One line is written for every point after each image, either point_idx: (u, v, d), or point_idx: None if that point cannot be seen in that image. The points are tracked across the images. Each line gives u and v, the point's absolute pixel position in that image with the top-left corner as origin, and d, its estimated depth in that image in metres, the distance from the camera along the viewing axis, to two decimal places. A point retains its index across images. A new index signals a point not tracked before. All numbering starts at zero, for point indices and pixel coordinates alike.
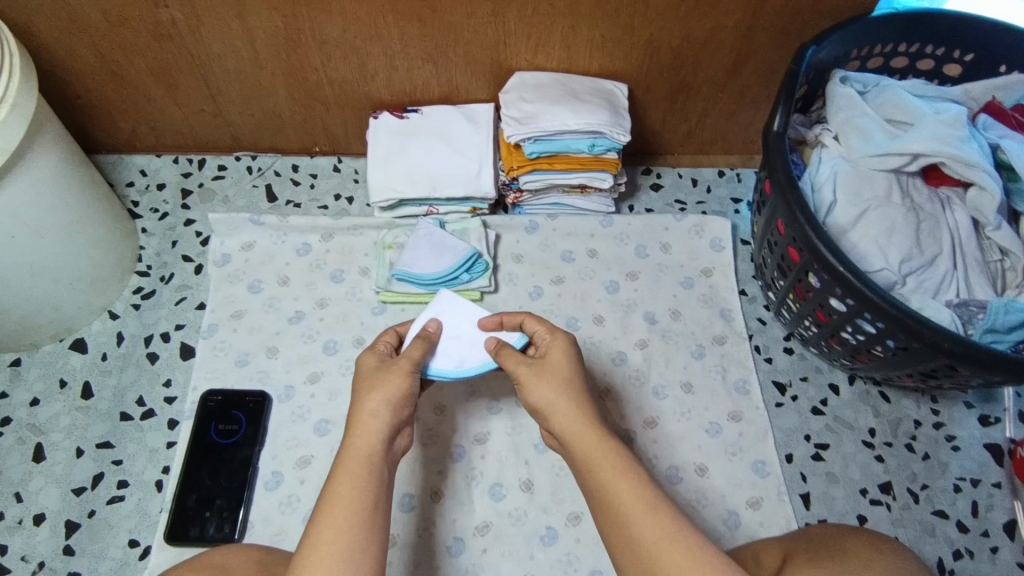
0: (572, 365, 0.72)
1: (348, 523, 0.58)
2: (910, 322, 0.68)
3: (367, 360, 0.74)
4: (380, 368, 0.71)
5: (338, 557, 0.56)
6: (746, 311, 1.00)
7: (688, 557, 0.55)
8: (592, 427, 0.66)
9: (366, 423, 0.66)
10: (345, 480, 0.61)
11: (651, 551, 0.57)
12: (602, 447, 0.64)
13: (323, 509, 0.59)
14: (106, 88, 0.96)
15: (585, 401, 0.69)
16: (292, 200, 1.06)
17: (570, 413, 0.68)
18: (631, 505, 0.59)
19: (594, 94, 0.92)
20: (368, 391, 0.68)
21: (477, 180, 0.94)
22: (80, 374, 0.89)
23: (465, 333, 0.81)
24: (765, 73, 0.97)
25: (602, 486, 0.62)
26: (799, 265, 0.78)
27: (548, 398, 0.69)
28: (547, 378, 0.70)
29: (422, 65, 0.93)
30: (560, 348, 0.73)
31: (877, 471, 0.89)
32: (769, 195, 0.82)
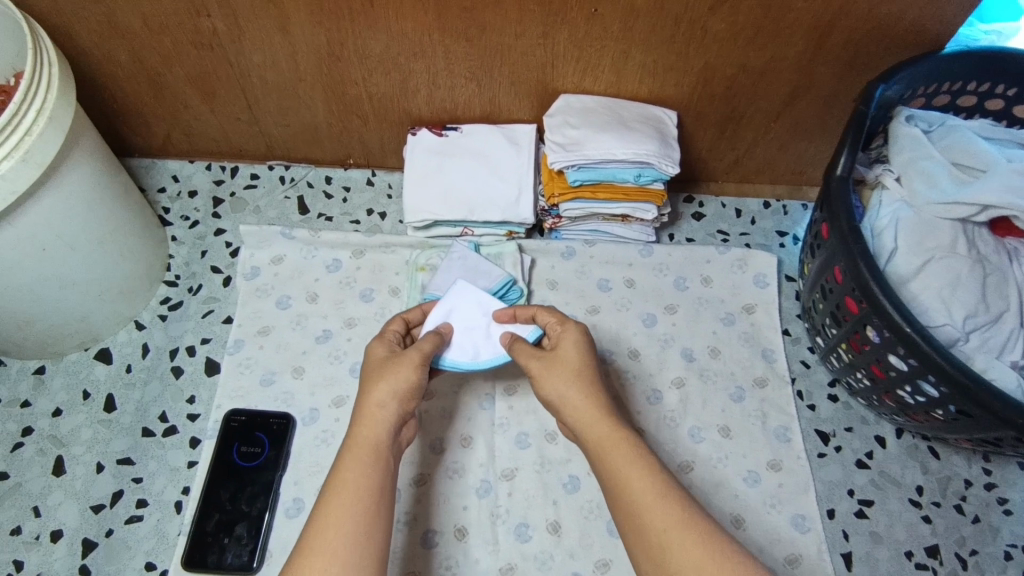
0: (581, 354, 0.73)
1: (354, 510, 0.60)
2: (978, 391, 0.64)
3: (376, 349, 0.75)
4: (389, 358, 0.73)
5: (345, 542, 0.58)
6: (789, 353, 0.96)
7: (696, 546, 0.57)
8: (605, 419, 0.68)
9: (375, 415, 0.67)
10: (351, 464, 0.64)
11: (663, 538, 0.59)
12: (613, 435, 0.67)
13: (329, 494, 0.61)
14: (143, 94, 0.94)
15: (595, 390, 0.71)
16: (324, 213, 1.03)
17: (582, 405, 0.70)
18: (641, 494, 0.61)
19: (642, 122, 0.88)
20: (377, 381, 0.70)
21: (517, 206, 0.91)
22: (103, 386, 0.88)
23: (478, 323, 0.83)
24: (821, 106, 0.93)
25: (613, 477, 0.64)
26: (857, 318, 0.74)
27: (562, 391, 0.71)
28: (559, 371, 0.72)
29: (465, 84, 0.90)
30: (569, 338, 0.75)
31: (924, 533, 0.85)
32: (826, 239, 0.78)
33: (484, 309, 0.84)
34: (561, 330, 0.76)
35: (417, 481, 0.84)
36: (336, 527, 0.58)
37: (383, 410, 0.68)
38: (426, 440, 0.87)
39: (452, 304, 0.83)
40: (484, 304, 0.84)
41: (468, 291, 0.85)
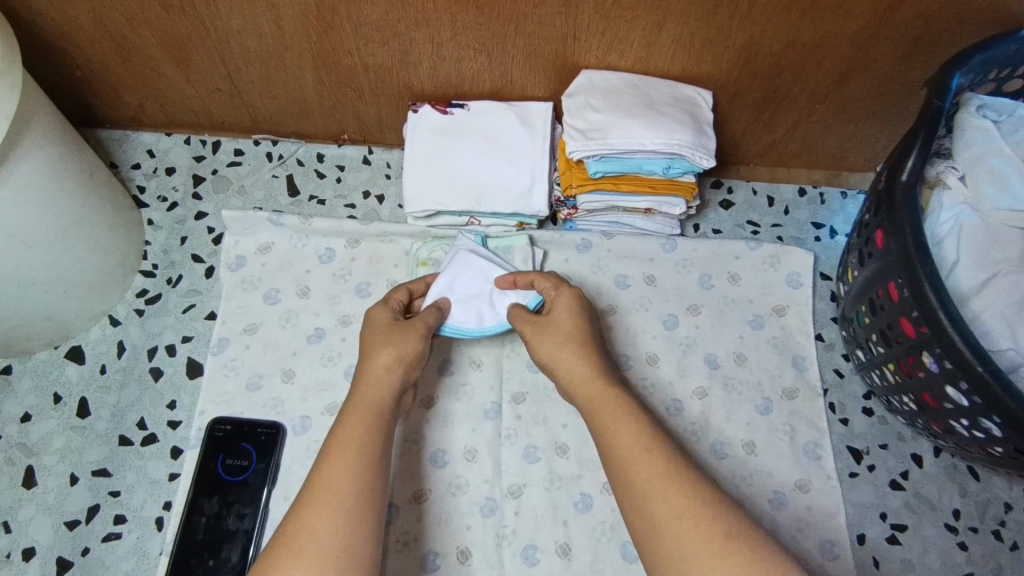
0: (574, 315, 0.73)
1: (355, 465, 0.59)
2: None
3: (378, 314, 0.74)
4: (392, 323, 0.72)
5: (347, 491, 0.56)
6: (821, 360, 0.89)
7: (679, 492, 0.56)
8: (600, 383, 0.68)
9: (379, 377, 0.67)
10: (353, 418, 0.63)
11: (646, 486, 0.58)
12: (603, 393, 0.67)
13: (333, 447, 0.60)
14: (109, 60, 0.83)
15: (587, 349, 0.71)
16: (316, 195, 0.94)
17: (575, 363, 0.70)
18: (627, 445, 0.61)
19: (674, 105, 0.78)
20: (382, 346, 0.69)
21: (529, 197, 0.82)
22: (75, 389, 0.81)
23: (479, 292, 0.80)
24: (875, 87, 0.82)
25: (603, 432, 0.64)
26: (912, 342, 0.66)
27: (556, 355, 0.71)
28: (554, 337, 0.72)
29: (474, 57, 0.79)
30: (564, 299, 0.75)
31: (959, 561, 0.79)
32: (880, 248, 0.69)
33: (485, 276, 0.81)
34: (554, 294, 0.76)
35: (417, 498, 0.78)
36: (336, 479, 0.57)
37: (391, 373, 0.68)
38: (427, 452, 0.81)
39: (454, 274, 0.80)
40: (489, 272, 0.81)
41: (469, 259, 0.81)
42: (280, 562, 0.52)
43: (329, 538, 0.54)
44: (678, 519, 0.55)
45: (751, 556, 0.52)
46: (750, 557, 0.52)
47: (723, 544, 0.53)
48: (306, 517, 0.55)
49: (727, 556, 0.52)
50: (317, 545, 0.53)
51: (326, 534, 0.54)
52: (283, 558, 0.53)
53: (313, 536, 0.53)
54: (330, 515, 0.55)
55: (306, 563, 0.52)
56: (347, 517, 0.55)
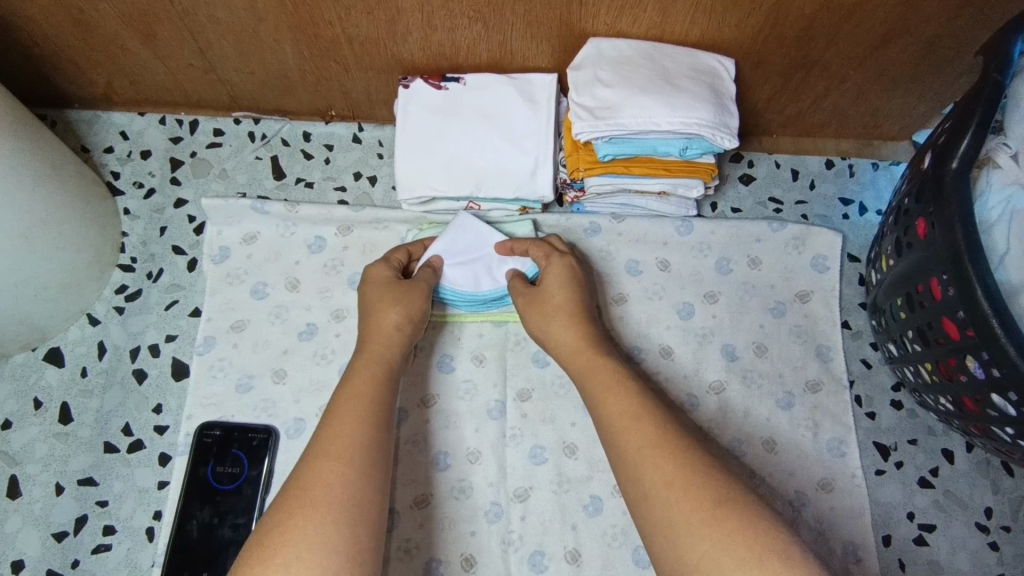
0: (565, 283, 0.73)
1: (362, 421, 0.60)
2: None
3: (378, 271, 0.74)
4: (393, 282, 0.72)
5: (354, 445, 0.57)
6: (848, 350, 0.83)
7: (668, 461, 0.55)
8: (589, 353, 0.68)
9: (389, 335, 0.68)
10: (362, 374, 0.65)
11: (637, 460, 0.56)
12: (591, 363, 0.67)
13: (340, 404, 0.61)
14: (68, 35, 0.76)
15: (580, 317, 0.71)
16: (303, 177, 0.87)
17: (569, 332, 0.70)
18: (620, 415, 0.60)
19: (693, 78, 0.71)
20: (390, 304, 0.70)
21: (533, 182, 0.75)
22: (57, 394, 0.78)
23: (477, 254, 0.77)
24: (917, 51, 0.73)
25: (594, 402, 0.64)
26: (955, 345, 0.60)
27: (546, 326, 0.71)
28: (544, 309, 0.72)
29: (469, 25, 0.71)
30: (556, 266, 0.74)
31: (990, 562, 0.75)
32: (921, 238, 0.63)
33: (483, 240, 0.78)
34: (545, 263, 0.75)
35: (418, 503, 0.75)
36: (344, 433, 0.58)
37: (400, 330, 0.69)
38: (429, 454, 0.76)
39: (453, 236, 0.78)
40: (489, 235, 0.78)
41: (470, 221, 0.78)
42: (289, 515, 0.52)
43: (338, 491, 0.54)
44: (666, 489, 0.53)
45: (739, 523, 0.50)
46: (738, 522, 0.50)
47: (713, 510, 0.51)
48: (316, 470, 0.55)
49: (714, 521, 0.50)
50: (330, 497, 0.53)
51: (334, 487, 0.54)
52: (291, 510, 0.52)
53: (320, 491, 0.53)
54: (339, 467, 0.55)
55: (316, 516, 0.52)
56: (353, 471, 0.55)
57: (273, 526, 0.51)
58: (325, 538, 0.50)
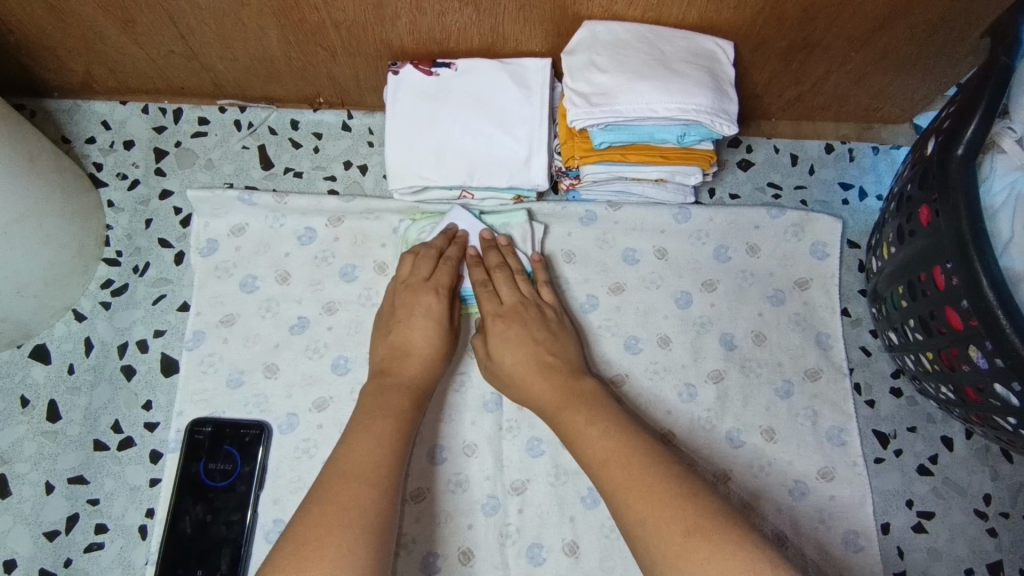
0: (510, 346, 0.70)
1: (388, 444, 0.59)
2: None
3: (432, 305, 0.71)
4: (439, 326, 0.71)
5: (376, 467, 0.57)
6: (847, 337, 0.82)
7: (639, 499, 0.54)
8: (560, 403, 0.65)
9: (433, 372, 0.69)
10: (396, 398, 0.64)
11: (614, 496, 0.56)
12: (563, 398, 0.66)
13: (363, 425, 0.61)
14: (43, 22, 0.73)
15: (541, 368, 0.68)
16: (291, 167, 0.85)
17: (535, 382, 0.68)
18: (598, 452, 0.59)
19: (691, 61, 0.69)
20: (443, 349, 0.70)
21: (527, 170, 0.73)
22: (44, 391, 0.76)
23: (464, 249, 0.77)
24: (920, 32, 0.71)
25: (570, 439, 0.63)
26: (958, 334, 0.59)
27: (512, 388, 0.70)
28: (502, 376, 0.70)
29: (459, 9, 0.69)
30: (495, 332, 0.71)
31: (988, 548, 0.75)
32: (924, 227, 0.61)
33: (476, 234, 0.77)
34: (492, 320, 0.71)
35: (413, 497, 0.73)
36: (370, 455, 0.58)
37: (432, 374, 0.69)
38: (422, 448, 0.74)
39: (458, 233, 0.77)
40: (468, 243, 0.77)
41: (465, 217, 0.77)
42: (324, 529, 0.51)
43: (371, 512, 0.53)
44: (639, 526, 0.53)
45: (710, 553, 0.49)
46: (707, 552, 0.49)
47: (683, 543, 0.50)
48: (342, 489, 0.54)
49: (686, 555, 0.49)
50: (362, 520, 0.52)
51: (366, 508, 0.53)
52: (325, 524, 0.51)
53: (352, 509, 0.53)
54: (366, 485, 0.55)
55: (351, 535, 0.51)
56: (382, 492, 0.55)
57: (309, 535, 0.51)
58: (357, 561, 0.50)
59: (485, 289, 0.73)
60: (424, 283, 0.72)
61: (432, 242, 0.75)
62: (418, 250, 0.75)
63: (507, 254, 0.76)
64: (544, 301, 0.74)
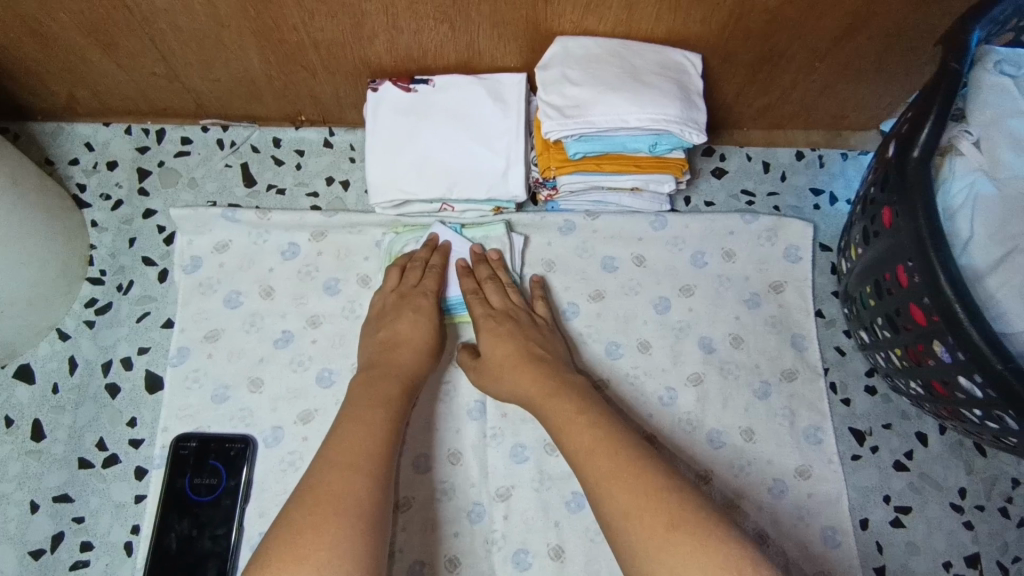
0: (503, 341, 0.71)
1: (377, 433, 0.60)
2: None
3: (420, 300, 0.74)
4: (428, 325, 0.72)
5: (368, 455, 0.58)
6: (822, 338, 0.84)
7: (622, 491, 0.54)
8: (548, 393, 0.66)
9: (417, 362, 0.70)
10: (387, 381, 0.66)
11: (597, 489, 0.56)
12: (549, 390, 0.67)
13: (352, 415, 0.62)
14: (25, 47, 0.74)
15: (531, 360, 0.70)
16: (275, 184, 0.86)
17: (519, 369, 0.69)
18: (586, 443, 0.60)
19: (661, 73, 0.71)
20: (428, 341, 0.72)
21: (505, 181, 0.75)
22: (28, 411, 0.76)
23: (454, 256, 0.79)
24: (880, 42, 0.74)
25: (557, 429, 0.63)
26: (923, 330, 0.61)
27: (500, 386, 0.71)
28: (490, 369, 0.72)
29: (435, 27, 0.71)
30: (487, 329, 0.72)
31: (965, 541, 0.76)
32: (887, 228, 0.63)
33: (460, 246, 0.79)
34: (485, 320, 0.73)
35: (401, 506, 0.73)
36: (360, 445, 0.58)
37: (421, 360, 0.70)
38: (408, 457, 0.75)
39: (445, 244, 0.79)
40: (451, 254, 0.78)
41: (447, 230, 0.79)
42: (319, 517, 0.52)
43: (365, 500, 0.54)
44: (623, 520, 0.53)
45: (692, 547, 0.49)
46: (690, 545, 0.49)
47: (666, 536, 0.50)
48: (334, 477, 0.55)
49: (666, 548, 0.50)
50: (358, 507, 0.53)
51: (360, 496, 0.54)
52: (320, 512, 0.52)
53: (345, 497, 0.54)
54: (358, 473, 0.56)
55: (345, 522, 0.52)
56: (376, 480, 0.56)
57: (304, 523, 0.51)
58: (352, 544, 0.51)
59: (477, 297, 0.75)
60: (414, 289, 0.75)
61: (412, 253, 0.78)
62: (405, 263, 0.77)
63: (499, 268, 0.78)
64: (536, 312, 0.77)
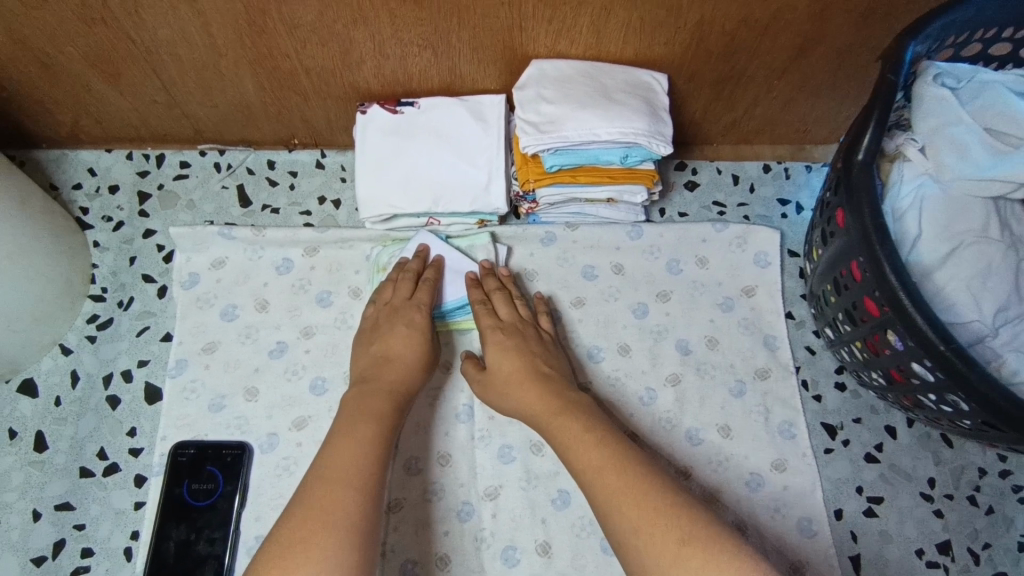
0: (509, 355, 0.75)
1: (368, 448, 0.63)
2: (1002, 404, 0.56)
3: (416, 316, 0.77)
4: (423, 337, 0.76)
5: (359, 471, 0.60)
6: (793, 338, 0.88)
7: (633, 507, 0.57)
8: (555, 410, 0.69)
9: (401, 368, 0.73)
10: (376, 395, 0.69)
11: (607, 506, 0.59)
12: (554, 406, 0.70)
13: (342, 431, 0.65)
14: (34, 78, 0.79)
15: (536, 378, 0.73)
16: (269, 204, 0.91)
17: (518, 376, 0.73)
18: (594, 461, 0.63)
19: (629, 91, 0.77)
20: (415, 348, 0.75)
21: (487, 194, 0.79)
22: (31, 423, 0.79)
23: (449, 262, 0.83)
24: (832, 61, 0.80)
25: (563, 448, 0.66)
26: (877, 321, 0.65)
27: (505, 401, 0.74)
28: (498, 386, 0.74)
29: (419, 53, 0.76)
30: (495, 342, 0.76)
31: (935, 529, 0.79)
32: (841, 228, 0.68)
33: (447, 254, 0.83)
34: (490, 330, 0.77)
35: (392, 507, 0.76)
36: (351, 459, 0.61)
37: (411, 376, 0.73)
38: (399, 460, 0.78)
39: (436, 256, 0.82)
40: (444, 268, 0.82)
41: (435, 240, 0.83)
42: (309, 531, 0.55)
43: (355, 514, 0.57)
44: (633, 532, 0.56)
45: (703, 560, 0.52)
46: (701, 560, 0.52)
47: (678, 551, 0.53)
48: (325, 493, 0.58)
49: (680, 562, 0.53)
50: (346, 522, 0.56)
51: (349, 509, 0.57)
52: (309, 527, 0.55)
53: (335, 512, 0.56)
54: (347, 489, 0.59)
55: (334, 537, 0.55)
56: (365, 495, 0.59)
57: (294, 538, 0.54)
58: (342, 559, 0.54)
59: (485, 307, 0.79)
60: (407, 303, 0.78)
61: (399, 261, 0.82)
62: (395, 276, 0.80)
63: (507, 282, 0.83)
64: (541, 326, 0.80)
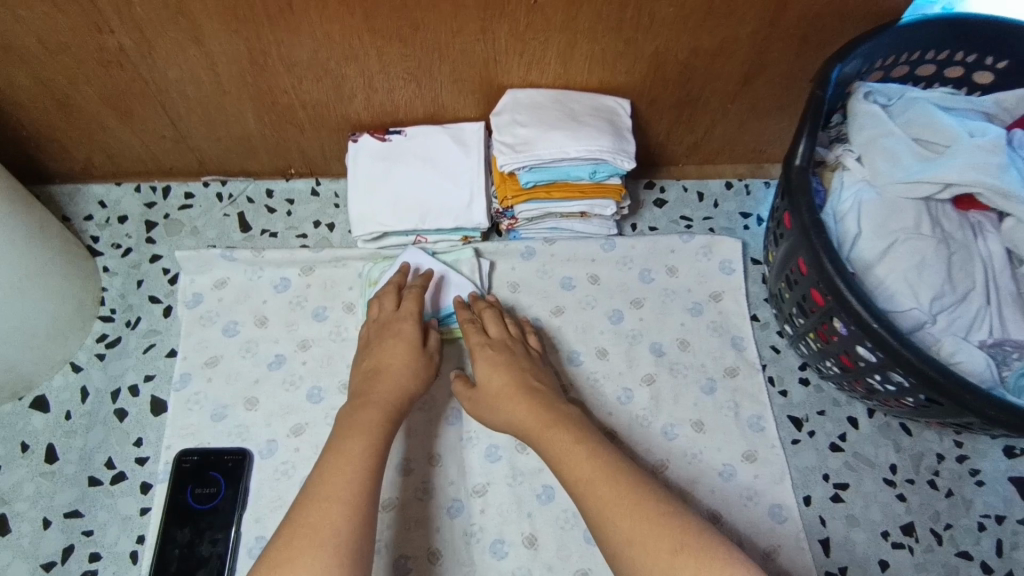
0: (498, 371, 0.78)
1: (359, 463, 0.64)
2: (935, 375, 0.62)
3: (405, 330, 0.81)
4: (413, 349, 0.80)
5: (348, 485, 0.62)
6: (758, 338, 0.95)
7: (625, 517, 0.59)
8: (546, 425, 0.71)
9: (392, 380, 0.76)
10: (368, 412, 0.71)
11: (599, 517, 0.61)
12: (542, 418, 0.72)
13: (337, 450, 0.65)
14: (53, 118, 0.86)
15: (519, 386, 0.77)
16: (267, 229, 0.97)
17: (507, 386, 0.77)
18: (586, 472, 0.65)
19: (594, 115, 0.85)
20: (405, 361, 0.78)
21: (469, 212, 0.86)
22: (42, 437, 0.83)
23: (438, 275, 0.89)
24: (778, 85, 0.89)
25: (553, 459, 0.69)
26: (823, 309, 0.72)
27: (497, 414, 0.76)
28: (487, 401, 0.78)
29: (404, 85, 0.84)
30: (485, 357, 0.80)
31: (899, 512, 0.84)
32: (787, 229, 0.76)
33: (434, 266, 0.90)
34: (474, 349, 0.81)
35: (386, 506, 0.81)
36: (341, 473, 0.62)
37: (401, 389, 0.76)
38: (393, 462, 0.83)
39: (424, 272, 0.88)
40: (445, 282, 0.89)
41: (421, 255, 0.90)
42: (295, 550, 0.55)
43: (344, 530, 0.58)
44: (626, 544, 0.58)
45: (697, 568, 0.54)
46: (694, 568, 0.54)
47: (672, 559, 0.55)
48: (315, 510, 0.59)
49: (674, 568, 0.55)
50: (335, 538, 0.57)
51: (339, 527, 0.58)
52: (296, 546, 0.56)
53: (327, 528, 0.57)
54: (337, 506, 0.59)
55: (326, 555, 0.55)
56: (354, 509, 0.60)
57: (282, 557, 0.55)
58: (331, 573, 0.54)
59: (473, 325, 0.84)
60: (396, 318, 0.82)
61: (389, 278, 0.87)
62: (385, 295, 0.84)
63: (496, 305, 0.88)
64: (529, 343, 0.85)
